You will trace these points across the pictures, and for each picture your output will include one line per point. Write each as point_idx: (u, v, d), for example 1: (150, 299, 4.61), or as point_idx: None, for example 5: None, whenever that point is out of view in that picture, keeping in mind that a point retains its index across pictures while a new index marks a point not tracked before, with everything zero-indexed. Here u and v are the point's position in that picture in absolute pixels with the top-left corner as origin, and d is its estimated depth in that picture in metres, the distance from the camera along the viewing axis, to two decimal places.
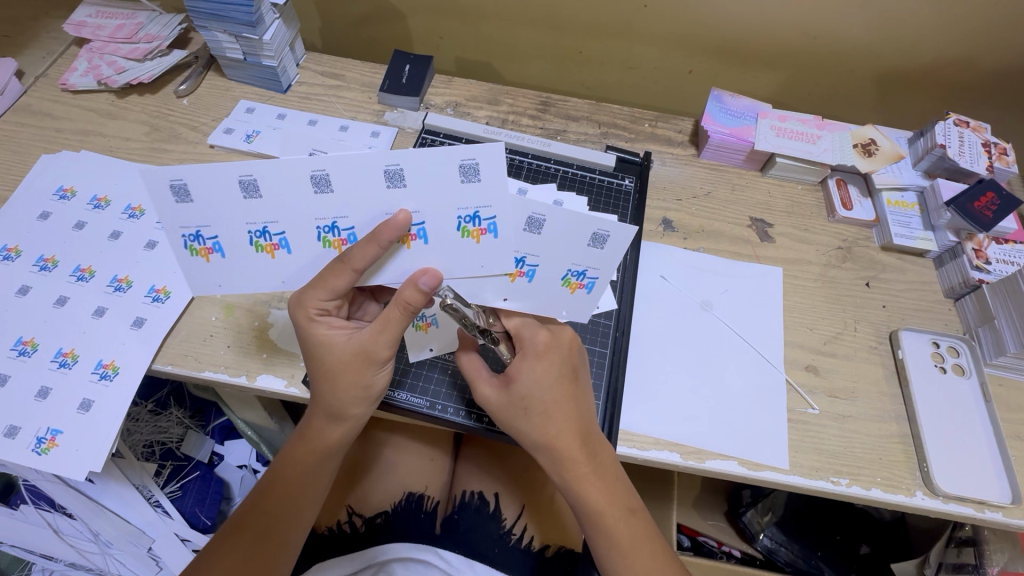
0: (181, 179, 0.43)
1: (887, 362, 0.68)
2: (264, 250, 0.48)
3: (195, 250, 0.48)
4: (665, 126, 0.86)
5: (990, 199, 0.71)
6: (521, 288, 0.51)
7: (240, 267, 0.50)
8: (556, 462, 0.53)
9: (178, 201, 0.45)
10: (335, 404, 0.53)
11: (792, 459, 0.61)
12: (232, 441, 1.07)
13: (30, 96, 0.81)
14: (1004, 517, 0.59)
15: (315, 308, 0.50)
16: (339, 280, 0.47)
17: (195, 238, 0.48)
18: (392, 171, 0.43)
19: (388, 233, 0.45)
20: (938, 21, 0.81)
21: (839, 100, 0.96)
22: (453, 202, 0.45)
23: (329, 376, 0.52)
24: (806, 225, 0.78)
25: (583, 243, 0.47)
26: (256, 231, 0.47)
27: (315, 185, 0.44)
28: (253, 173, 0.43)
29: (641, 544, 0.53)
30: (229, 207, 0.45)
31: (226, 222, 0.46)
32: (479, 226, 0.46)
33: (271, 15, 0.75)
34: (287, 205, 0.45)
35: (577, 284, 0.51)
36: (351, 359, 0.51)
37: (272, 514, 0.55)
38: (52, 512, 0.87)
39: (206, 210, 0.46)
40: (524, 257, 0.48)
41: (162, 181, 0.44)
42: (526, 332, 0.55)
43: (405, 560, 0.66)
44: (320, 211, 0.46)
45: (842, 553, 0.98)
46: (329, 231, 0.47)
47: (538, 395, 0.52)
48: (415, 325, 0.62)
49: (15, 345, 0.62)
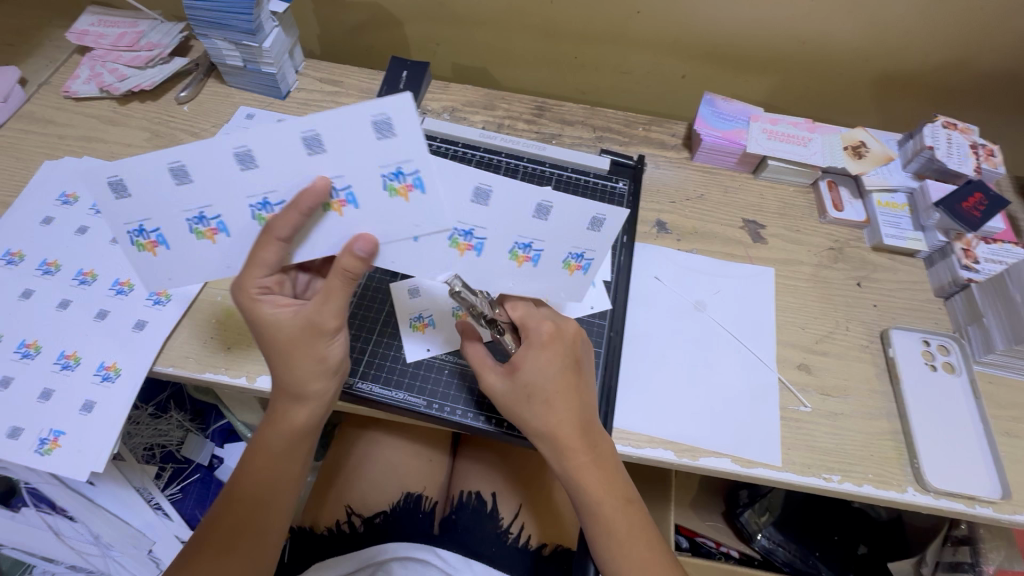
0: (118, 175, 0.47)
1: (878, 360, 0.69)
2: (205, 237, 0.51)
3: (141, 244, 0.52)
4: (659, 130, 0.88)
5: (979, 199, 0.72)
6: (526, 274, 0.55)
7: (184, 255, 0.52)
8: (556, 452, 0.54)
9: (116, 196, 0.49)
10: (293, 384, 0.53)
11: (784, 455, 0.62)
12: (232, 444, 1.06)
13: (34, 103, 0.82)
14: (995, 512, 0.60)
15: (257, 287, 0.50)
16: (270, 253, 0.48)
17: (199, 220, 0.50)
18: (310, 137, 0.44)
19: (308, 201, 0.46)
20: (925, 25, 0.82)
21: (831, 104, 0.98)
22: (376, 158, 0.45)
23: (282, 356, 0.52)
24: (798, 226, 0.79)
25: (582, 227, 0.52)
26: (194, 218, 0.49)
27: (241, 162, 0.46)
28: (180, 161, 0.46)
29: (638, 533, 0.54)
30: (170, 197, 0.48)
31: (165, 213, 0.49)
32: (405, 182, 0.47)
33: (270, 23, 0.77)
34: (218, 188, 0.47)
35: (525, 257, 0.54)
36: (299, 333, 0.51)
37: (246, 503, 0.55)
38: (53, 514, 0.86)
39: (144, 205, 0.49)
40: (531, 242, 0.53)
41: (101, 177, 0.47)
42: (531, 322, 0.56)
43: (405, 560, 0.67)
44: (250, 189, 0.47)
45: (840, 552, 0.99)
46: (262, 208, 0.48)
47: (541, 383, 0.53)
48: (412, 325, 0.67)
49: (18, 347, 0.63)
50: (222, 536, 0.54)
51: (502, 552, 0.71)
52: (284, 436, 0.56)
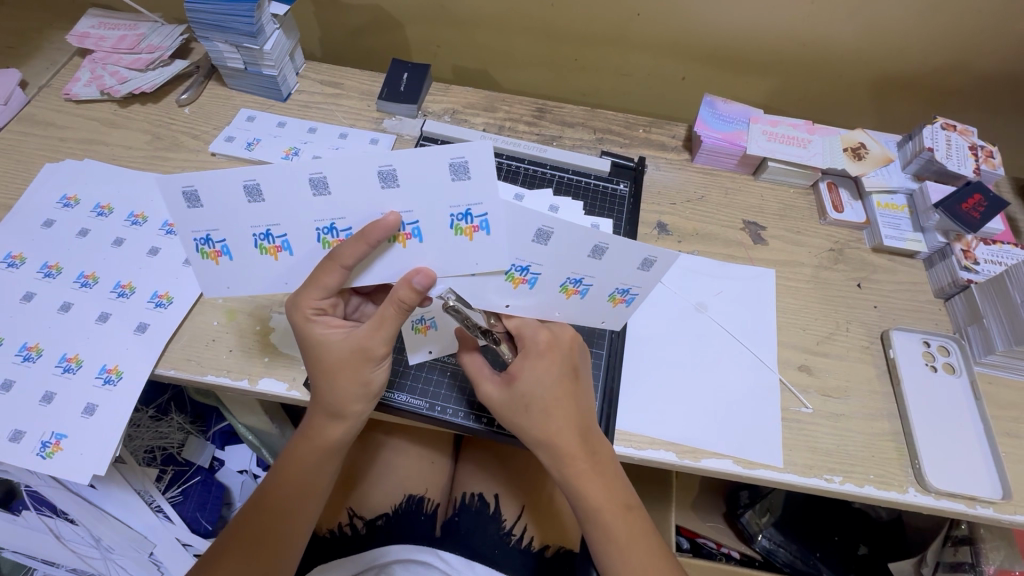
0: (190, 185, 0.44)
1: (879, 361, 0.69)
2: (268, 253, 0.49)
3: (205, 253, 0.49)
4: (659, 131, 0.88)
5: (978, 200, 0.72)
6: (573, 304, 0.55)
7: (246, 269, 0.51)
8: (555, 459, 0.54)
9: (188, 206, 0.46)
10: (334, 402, 0.53)
11: (786, 457, 0.62)
12: (233, 446, 1.06)
13: (34, 106, 0.82)
14: (995, 512, 0.60)
15: (311, 308, 0.51)
16: (330, 278, 0.48)
17: (206, 242, 0.49)
18: (387, 171, 0.44)
19: (376, 233, 0.46)
20: (924, 27, 0.83)
21: (830, 106, 0.98)
22: (446, 200, 0.46)
23: (327, 375, 0.53)
24: (798, 227, 0.79)
25: (633, 267, 0.51)
26: (260, 234, 0.48)
27: (315, 186, 0.45)
28: (256, 177, 0.44)
29: (639, 539, 0.54)
30: (236, 209, 0.46)
31: (231, 225, 0.47)
32: (473, 223, 0.48)
33: (271, 25, 0.77)
34: (289, 208, 0.46)
35: (574, 290, 0.53)
36: (349, 357, 0.51)
37: (276, 513, 0.55)
38: (54, 517, 0.86)
39: (213, 216, 0.47)
40: (581, 278, 0.52)
41: (174, 187, 0.45)
42: (526, 332, 0.56)
43: (405, 562, 0.67)
44: (320, 213, 0.47)
45: (841, 553, 0.99)
46: (329, 232, 0.48)
47: (538, 393, 0.53)
48: (414, 328, 0.63)
49: (20, 350, 0.62)
50: (243, 543, 0.54)
51: (503, 555, 0.71)
52: (318, 451, 0.56)
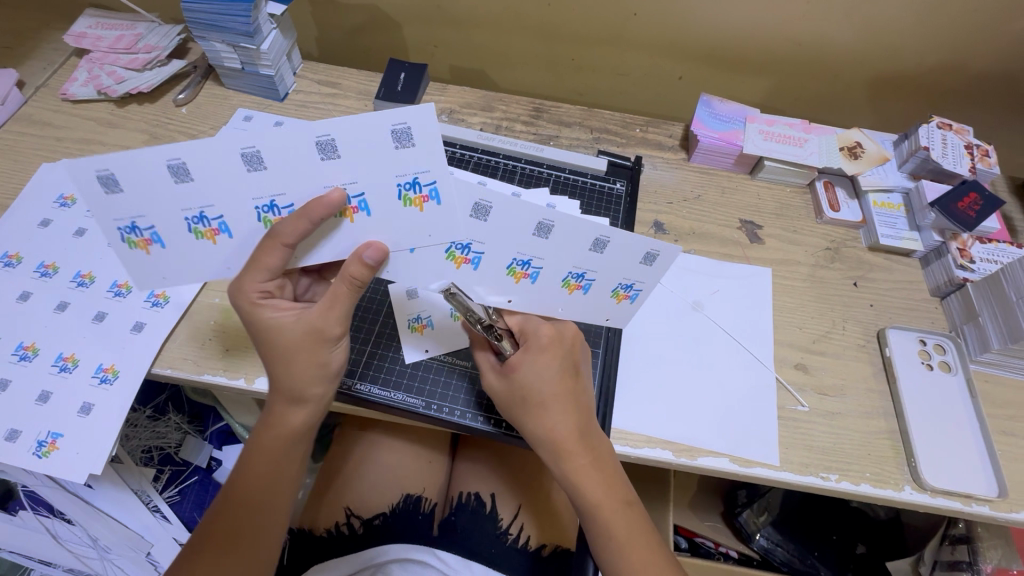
0: (108, 169, 0.44)
1: (875, 360, 0.69)
2: (205, 237, 0.49)
3: (133, 241, 0.49)
4: (656, 131, 0.88)
5: (974, 199, 0.72)
6: (577, 301, 0.55)
7: (183, 254, 0.50)
8: (555, 454, 0.54)
9: (107, 192, 0.45)
10: (292, 386, 0.53)
11: (782, 455, 0.62)
12: (231, 446, 1.04)
13: (31, 106, 0.82)
14: (991, 510, 0.60)
15: (257, 291, 0.51)
16: (272, 259, 0.48)
17: (132, 230, 0.48)
18: (324, 142, 0.44)
19: (319, 210, 0.46)
20: (921, 26, 0.83)
21: (827, 105, 0.98)
22: (392, 168, 0.46)
23: (282, 359, 0.52)
24: (795, 226, 0.79)
25: (635, 262, 0.52)
26: (192, 217, 0.48)
27: (247, 161, 0.45)
28: (181, 157, 0.44)
29: (638, 536, 0.54)
30: (166, 193, 0.46)
31: (166, 209, 0.47)
32: (421, 193, 0.47)
33: (268, 25, 0.77)
34: (223, 187, 0.46)
35: (523, 274, 0.53)
36: (305, 339, 0.51)
37: (248, 505, 0.55)
38: (51, 518, 0.86)
39: (139, 201, 0.46)
40: (583, 273, 0.53)
41: (89, 172, 0.44)
42: (530, 327, 0.56)
43: (403, 561, 0.67)
44: (257, 190, 0.47)
45: (838, 552, 0.99)
46: (269, 210, 0.48)
47: (539, 386, 0.54)
48: (410, 326, 0.66)
49: (16, 350, 0.62)
50: (220, 540, 0.54)
51: (501, 554, 0.71)
52: (283, 437, 0.56)
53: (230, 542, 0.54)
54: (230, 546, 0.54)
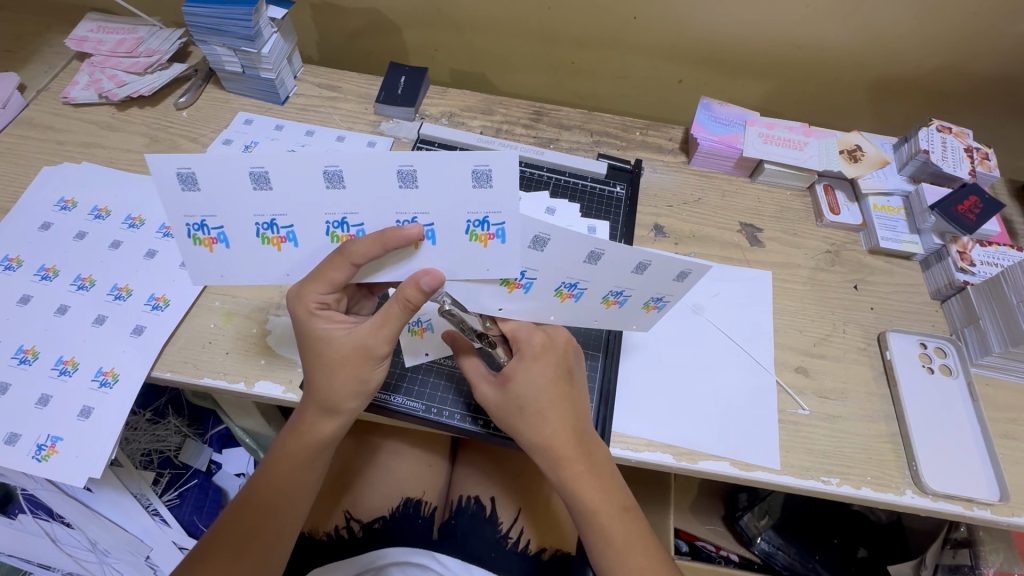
0: (188, 167, 0.43)
1: (875, 363, 0.69)
2: (270, 243, 0.49)
3: (198, 239, 0.48)
4: (656, 134, 0.88)
5: (975, 202, 0.73)
6: (611, 314, 0.56)
7: (245, 257, 0.50)
8: (552, 462, 0.54)
9: (184, 188, 0.45)
10: (328, 397, 0.54)
11: (783, 459, 0.62)
12: (231, 449, 1.06)
13: (32, 109, 0.82)
14: (992, 514, 0.60)
15: (314, 302, 0.51)
16: (337, 274, 0.49)
17: (200, 227, 0.48)
18: (405, 171, 0.44)
19: (394, 239, 0.46)
20: (920, 30, 0.83)
21: (826, 108, 0.98)
22: (464, 204, 0.46)
23: (324, 368, 0.53)
24: (795, 229, 0.79)
25: (627, 271, 0.51)
26: (263, 223, 0.47)
27: (329, 179, 0.44)
28: (264, 165, 0.43)
29: (636, 541, 0.54)
30: (240, 196, 0.45)
31: (235, 211, 0.46)
32: (488, 231, 0.47)
33: (269, 28, 0.77)
34: (299, 200, 0.46)
35: (568, 294, 0.53)
36: (350, 354, 0.52)
37: (267, 510, 0.55)
38: (50, 521, 0.84)
39: (212, 200, 0.46)
40: (622, 291, 0.53)
41: (169, 168, 0.43)
42: (521, 335, 0.56)
43: (402, 564, 0.67)
44: (331, 206, 0.46)
45: (840, 556, 0.99)
46: (339, 226, 0.48)
47: (533, 396, 0.53)
48: (410, 330, 0.64)
49: (16, 353, 0.62)
50: (232, 541, 0.54)
51: (501, 557, 0.71)
52: (309, 446, 0.56)
53: (243, 544, 0.54)
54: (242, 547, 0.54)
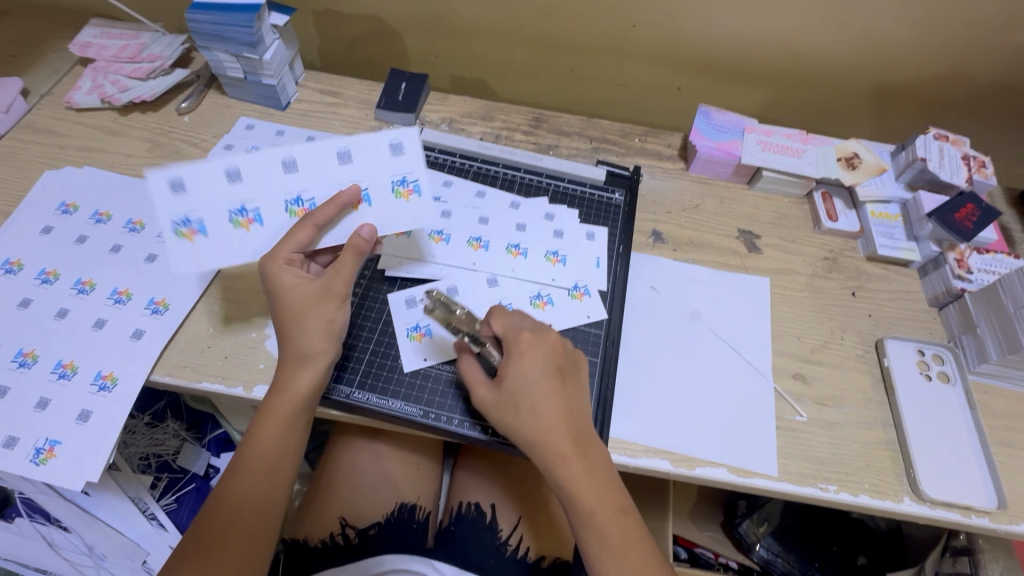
0: (179, 173, 0.57)
1: (873, 370, 0.69)
2: (241, 226, 0.59)
3: (182, 233, 0.58)
4: (655, 141, 0.89)
5: (971, 210, 0.73)
6: (522, 264, 0.72)
7: (218, 245, 0.59)
8: (546, 461, 0.54)
9: (173, 192, 0.57)
10: (302, 343, 0.56)
11: (781, 466, 0.62)
12: (228, 454, 1.05)
13: (36, 114, 0.83)
14: (990, 522, 0.60)
15: (284, 259, 0.57)
16: (304, 233, 0.57)
17: (183, 222, 0.57)
18: (342, 151, 0.61)
19: (346, 198, 0.59)
20: (916, 40, 0.84)
21: (825, 116, 0.99)
22: (387, 169, 0.61)
23: (296, 318, 0.57)
24: (793, 236, 0.80)
25: (512, 228, 0.75)
26: (235, 210, 0.59)
27: (286, 167, 0.60)
28: (237, 163, 0.58)
29: (632, 542, 0.54)
30: (218, 191, 0.58)
31: (214, 203, 0.58)
32: (408, 187, 0.62)
33: (271, 35, 0.78)
34: (266, 188, 0.59)
35: (478, 245, 0.73)
36: (318, 294, 0.57)
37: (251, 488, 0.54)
38: (47, 525, 0.85)
39: (196, 199, 0.57)
40: (519, 243, 0.74)
41: (163, 179, 0.57)
42: (510, 333, 0.57)
43: (401, 573, 0.67)
44: (289, 187, 0.60)
45: (840, 564, 0.98)
46: (295, 203, 0.60)
47: (524, 391, 0.54)
48: (410, 335, 0.67)
49: (15, 356, 0.63)
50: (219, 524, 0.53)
51: (499, 564, 0.71)
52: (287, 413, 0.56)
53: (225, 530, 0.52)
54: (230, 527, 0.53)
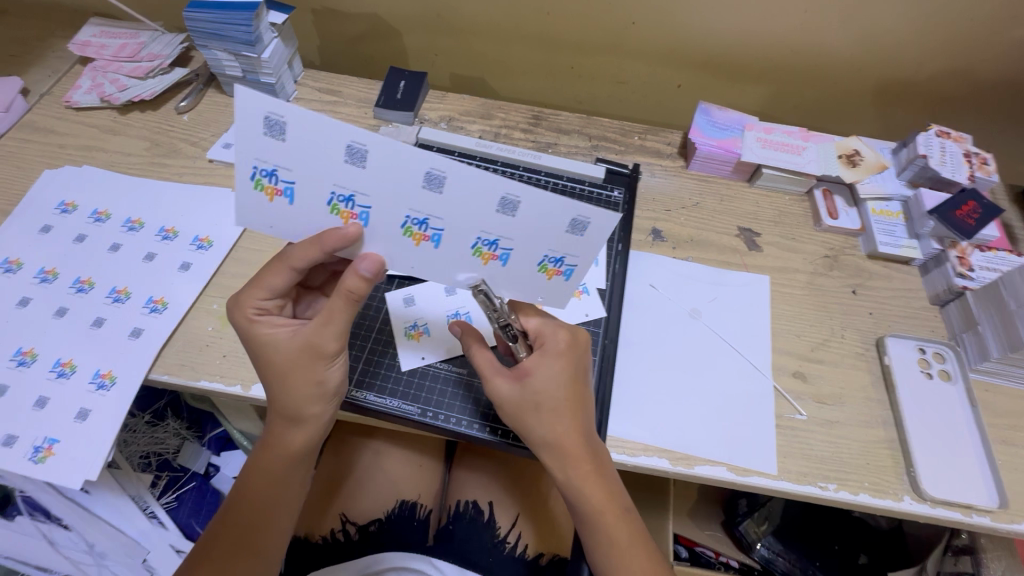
0: (282, 115, 0.39)
1: (874, 368, 0.68)
2: (339, 215, 0.45)
3: (262, 186, 0.43)
4: (655, 138, 0.88)
5: (972, 207, 0.72)
6: None
7: (301, 218, 0.45)
8: (561, 462, 0.53)
9: (266, 133, 0.40)
10: (290, 405, 0.53)
11: (781, 464, 0.62)
12: (230, 453, 1.06)
13: (35, 113, 0.83)
14: (992, 521, 0.59)
15: (254, 308, 0.52)
16: (276, 279, 0.51)
17: (345, 201, 0.44)
18: (509, 201, 0.43)
19: (331, 241, 0.45)
20: (917, 37, 0.83)
21: (828, 113, 0.98)
22: (548, 243, 0.46)
23: (282, 378, 0.52)
24: (794, 234, 0.80)
25: None
26: (415, 219, 0.44)
27: (428, 181, 0.42)
28: (368, 143, 0.40)
29: (638, 543, 0.54)
30: (328, 164, 0.41)
31: (316, 174, 0.42)
32: (559, 268, 0.48)
33: (269, 34, 0.78)
34: (390, 188, 0.42)
35: None
36: (299, 354, 0.51)
37: (248, 526, 0.55)
38: (48, 522, 0.85)
39: (294, 156, 0.41)
40: None
41: (258, 109, 0.39)
42: (547, 331, 0.55)
43: (400, 570, 0.68)
44: (418, 205, 0.43)
45: (841, 563, 0.98)
46: (417, 224, 0.45)
47: (550, 393, 0.53)
48: (407, 334, 0.67)
49: (15, 355, 0.63)
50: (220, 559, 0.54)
51: (497, 562, 0.71)
52: (284, 459, 0.56)
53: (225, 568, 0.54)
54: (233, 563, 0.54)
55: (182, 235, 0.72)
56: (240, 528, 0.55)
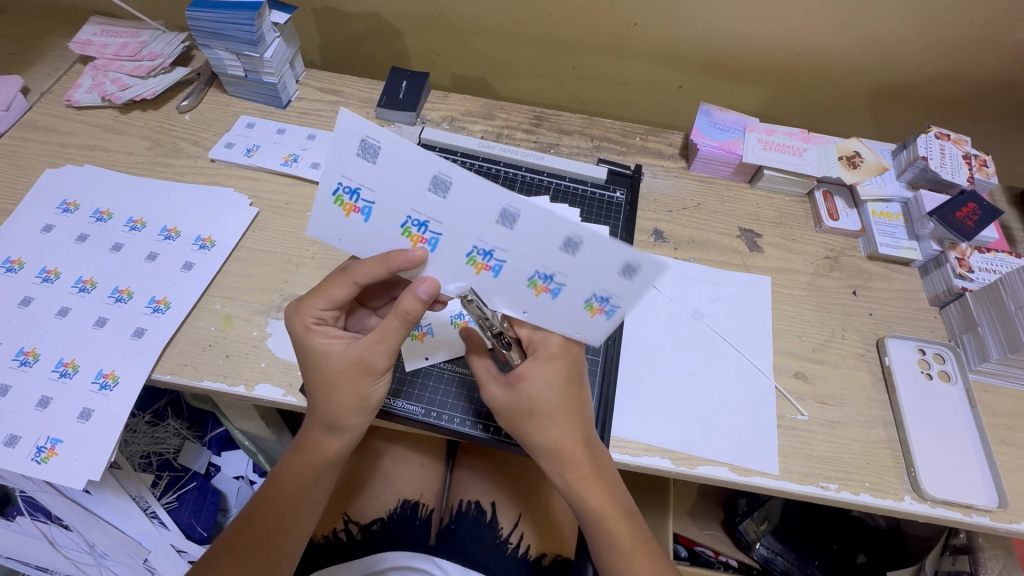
0: (379, 139, 0.40)
1: (874, 369, 0.69)
2: (408, 237, 0.45)
3: (341, 202, 0.44)
4: (656, 139, 0.89)
5: (973, 208, 0.72)
6: None
7: (371, 236, 0.46)
8: (558, 465, 0.54)
9: (359, 154, 0.41)
10: (332, 415, 0.54)
11: (782, 464, 0.62)
12: (230, 452, 1.07)
13: (36, 112, 0.83)
14: (990, 520, 0.60)
15: (312, 317, 0.52)
16: (339, 291, 0.51)
17: (418, 225, 0.44)
18: (571, 240, 0.42)
19: (397, 261, 0.45)
20: (917, 39, 0.84)
21: (829, 114, 0.99)
22: (598, 283, 0.45)
23: (329, 388, 0.52)
24: (794, 235, 0.80)
25: None
26: (479, 248, 0.44)
27: (500, 216, 0.42)
28: (454, 176, 0.41)
29: (640, 547, 0.54)
30: (413, 191, 0.42)
31: (400, 198, 0.43)
32: (604, 307, 0.47)
33: (271, 33, 0.78)
34: (464, 217, 0.43)
35: None
36: (350, 368, 0.51)
37: (271, 528, 0.56)
38: (48, 523, 0.86)
39: (382, 179, 0.42)
40: None
41: (357, 132, 0.40)
42: (539, 338, 0.53)
43: (402, 569, 0.69)
44: (485, 235, 0.43)
45: (839, 562, 0.98)
46: (480, 254, 0.45)
47: (546, 397, 0.53)
48: (411, 334, 0.66)
49: (16, 355, 0.63)
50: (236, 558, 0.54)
51: (498, 561, 0.72)
52: (314, 465, 0.56)
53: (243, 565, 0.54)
54: (250, 561, 0.54)
55: (184, 235, 0.72)
56: (263, 529, 0.56)
